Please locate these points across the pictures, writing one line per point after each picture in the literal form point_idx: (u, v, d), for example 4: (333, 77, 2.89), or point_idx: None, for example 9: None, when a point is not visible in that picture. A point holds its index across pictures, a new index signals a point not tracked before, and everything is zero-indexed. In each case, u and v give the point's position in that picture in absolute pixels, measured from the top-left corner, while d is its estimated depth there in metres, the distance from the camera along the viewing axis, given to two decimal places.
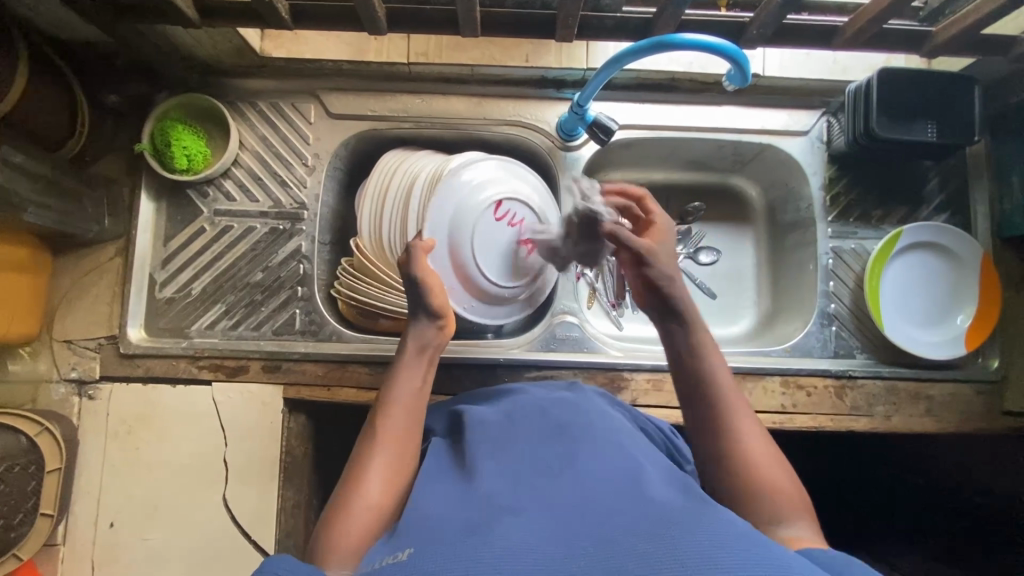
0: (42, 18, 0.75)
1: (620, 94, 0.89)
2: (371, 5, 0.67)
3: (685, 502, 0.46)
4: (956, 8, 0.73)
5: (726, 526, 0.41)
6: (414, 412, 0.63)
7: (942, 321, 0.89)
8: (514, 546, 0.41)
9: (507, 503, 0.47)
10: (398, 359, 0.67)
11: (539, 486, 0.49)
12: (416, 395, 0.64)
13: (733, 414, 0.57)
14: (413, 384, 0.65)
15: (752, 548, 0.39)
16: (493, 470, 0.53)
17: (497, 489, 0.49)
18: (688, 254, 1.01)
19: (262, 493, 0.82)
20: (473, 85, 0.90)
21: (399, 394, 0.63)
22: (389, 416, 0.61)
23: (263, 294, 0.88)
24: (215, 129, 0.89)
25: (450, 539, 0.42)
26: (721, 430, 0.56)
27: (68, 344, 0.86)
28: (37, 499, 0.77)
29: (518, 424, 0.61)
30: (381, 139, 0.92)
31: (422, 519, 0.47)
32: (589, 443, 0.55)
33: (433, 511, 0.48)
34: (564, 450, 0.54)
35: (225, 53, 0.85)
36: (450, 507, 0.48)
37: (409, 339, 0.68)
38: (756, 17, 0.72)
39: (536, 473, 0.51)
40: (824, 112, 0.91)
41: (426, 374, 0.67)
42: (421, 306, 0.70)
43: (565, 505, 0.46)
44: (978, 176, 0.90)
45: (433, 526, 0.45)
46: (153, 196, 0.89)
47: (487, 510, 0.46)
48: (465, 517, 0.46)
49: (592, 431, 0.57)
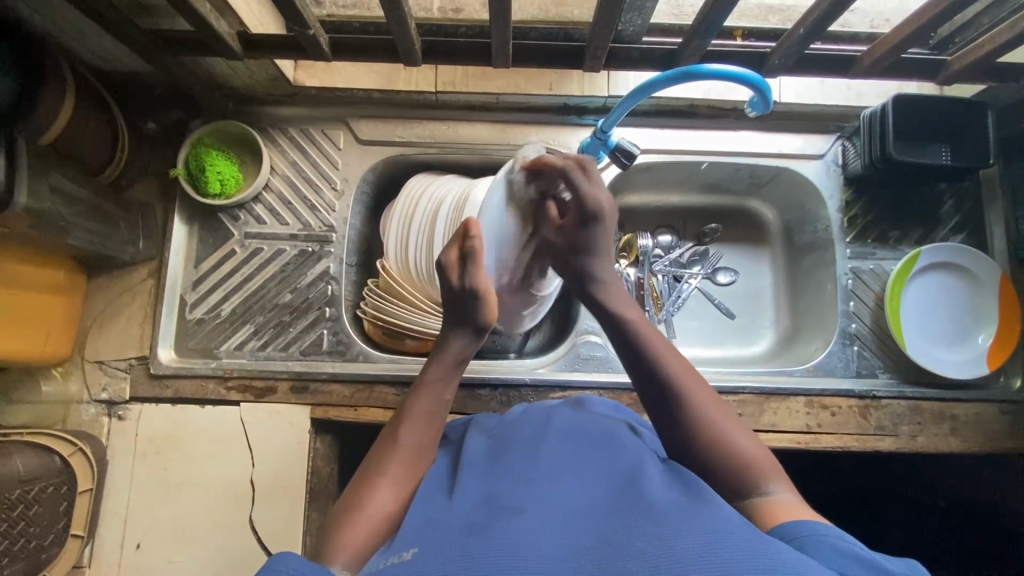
0: (88, 49, 0.78)
1: (641, 120, 0.92)
2: (409, 38, 0.70)
3: (686, 499, 0.46)
4: (965, 37, 0.78)
5: (736, 525, 0.41)
6: (432, 426, 0.63)
7: (964, 341, 0.90)
8: (516, 544, 0.40)
9: (509, 501, 0.47)
10: (424, 370, 0.67)
11: (541, 486, 0.49)
12: (439, 410, 0.64)
13: (694, 395, 0.60)
14: (438, 398, 0.65)
15: (758, 544, 0.39)
16: (494, 472, 0.53)
17: (499, 488, 0.49)
18: (706, 274, 1.03)
19: (289, 514, 0.82)
20: (498, 112, 0.93)
21: (423, 406, 0.64)
22: (408, 425, 0.62)
23: (291, 315, 0.90)
24: (248, 155, 0.92)
25: (453, 537, 0.42)
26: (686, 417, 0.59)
27: (99, 365, 0.87)
28: (67, 520, 0.78)
29: (521, 431, 0.61)
30: (407, 164, 0.95)
31: (422, 523, 0.47)
32: (595, 450, 0.56)
33: (432, 515, 0.48)
34: (571, 453, 0.54)
35: (260, 83, 0.88)
36: (451, 504, 0.49)
37: (445, 351, 0.68)
38: (778, 47, 0.75)
39: (536, 470, 0.51)
40: (839, 136, 0.93)
41: (454, 389, 0.67)
42: (464, 316, 0.68)
43: (567, 507, 0.45)
44: (992, 198, 0.92)
45: (435, 525, 0.45)
46: (186, 219, 0.91)
47: (489, 509, 0.46)
48: (469, 514, 0.46)
49: (596, 438, 0.58)
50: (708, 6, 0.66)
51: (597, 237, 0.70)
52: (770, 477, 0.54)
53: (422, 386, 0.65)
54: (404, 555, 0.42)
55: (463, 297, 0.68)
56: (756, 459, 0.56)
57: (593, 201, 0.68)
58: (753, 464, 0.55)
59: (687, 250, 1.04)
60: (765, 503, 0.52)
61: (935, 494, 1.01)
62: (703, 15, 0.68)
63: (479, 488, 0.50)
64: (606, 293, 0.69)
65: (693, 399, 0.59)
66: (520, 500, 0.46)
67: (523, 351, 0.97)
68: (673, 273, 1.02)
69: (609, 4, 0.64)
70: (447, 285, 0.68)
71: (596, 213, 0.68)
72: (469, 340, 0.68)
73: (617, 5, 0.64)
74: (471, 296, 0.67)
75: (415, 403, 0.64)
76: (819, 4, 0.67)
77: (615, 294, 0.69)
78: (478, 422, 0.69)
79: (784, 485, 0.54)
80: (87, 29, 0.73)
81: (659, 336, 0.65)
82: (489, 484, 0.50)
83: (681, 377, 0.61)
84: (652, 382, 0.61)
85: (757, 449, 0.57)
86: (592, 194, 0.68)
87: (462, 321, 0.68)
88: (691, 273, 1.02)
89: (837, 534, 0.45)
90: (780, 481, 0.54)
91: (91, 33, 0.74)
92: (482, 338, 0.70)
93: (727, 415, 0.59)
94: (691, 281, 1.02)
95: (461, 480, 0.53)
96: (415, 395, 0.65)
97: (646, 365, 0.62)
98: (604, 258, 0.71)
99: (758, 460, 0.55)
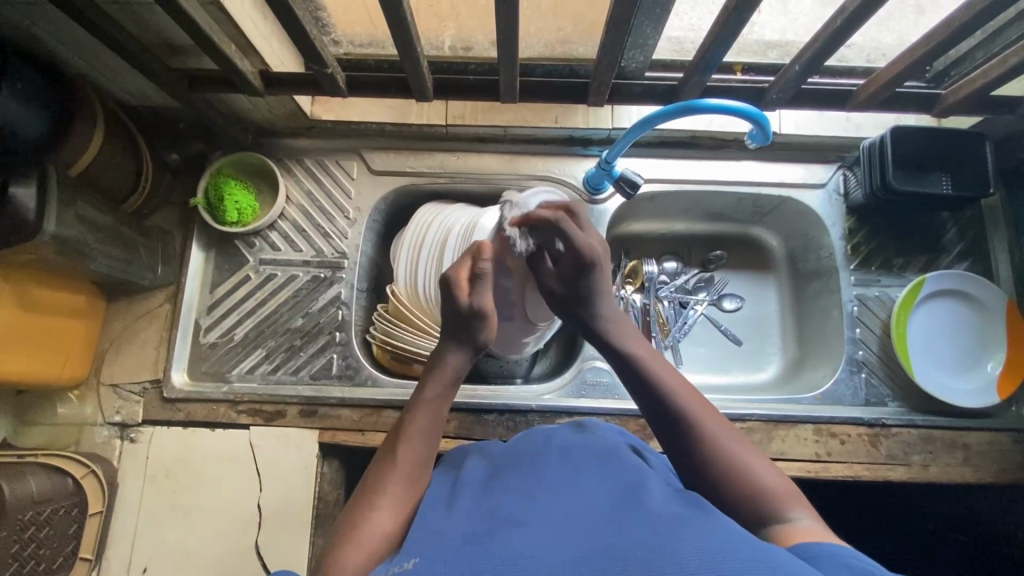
0: (118, 86, 0.83)
1: (644, 151, 0.95)
2: (421, 76, 0.75)
3: (684, 511, 0.47)
4: (960, 70, 0.81)
5: (730, 534, 0.42)
6: (428, 442, 0.64)
7: (973, 369, 0.89)
8: (514, 553, 0.42)
9: (510, 514, 0.48)
10: (420, 387, 0.68)
11: (540, 498, 0.50)
12: (436, 426, 0.66)
13: (703, 423, 0.60)
14: (434, 415, 0.66)
15: (752, 554, 0.40)
16: (495, 487, 0.54)
17: (500, 503, 0.51)
18: (712, 301, 1.03)
19: (294, 540, 0.82)
20: (505, 143, 0.96)
21: (420, 422, 0.64)
22: (407, 441, 0.63)
23: (302, 339, 0.91)
24: (265, 185, 0.95)
25: (454, 550, 0.44)
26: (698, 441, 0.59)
27: (114, 388, 0.89)
28: (77, 542, 0.80)
29: (524, 447, 0.61)
30: (417, 193, 0.98)
31: (425, 533, 0.49)
32: (597, 463, 0.56)
33: (435, 525, 0.49)
34: (572, 465, 0.56)
35: (279, 116, 0.92)
36: (452, 515, 0.50)
37: (444, 368, 0.69)
38: (775, 82, 0.78)
39: (536, 484, 0.52)
40: (839, 166, 0.95)
41: (449, 405, 0.69)
42: (465, 335, 0.70)
43: (563, 516, 0.47)
44: (995, 227, 0.93)
45: (438, 537, 0.47)
46: (203, 246, 0.94)
47: (490, 521, 0.48)
48: (470, 527, 0.47)
49: (598, 454, 0.59)
50: (706, 44, 0.70)
51: (592, 276, 0.71)
52: (792, 503, 0.53)
53: (417, 404, 0.67)
54: (405, 565, 0.44)
55: (468, 317, 0.69)
56: (776, 487, 0.54)
57: (587, 246, 0.69)
58: (774, 491, 0.54)
59: (691, 277, 1.04)
60: (787, 530, 0.51)
61: (953, 527, 0.99)
62: (702, 53, 0.71)
63: (480, 504, 0.51)
64: (617, 331, 0.72)
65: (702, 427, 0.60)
66: (520, 515, 0.48)
67: (529, 377, 0.97)
68: (678, 299, 1.02)
69: (610, 43, 0.67)
70: (456, 303, 0.69)
71: (593, 260, 0.70)
72: (465, 356, 0.71)
73: (619, 45, 0.68)
74: (476, 318, 0.69)
75: (411, 421, 0.65)
76: (815, 42, 0.70)
77: (628, 335, 0.71)
78: (484, 442, 0.70)
79: (807, 513, 0.52)
80: (120, 68, 0.78)
81: (666, 363, 0.67)
82: (490, 499, 0.52)
83: (692, 407, 0.61)
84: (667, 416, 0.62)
85: (777, 477, 0.55)
86: (588, 244, 0.70)
87: (462, 338, 0.70)
88: (696, 299, 1.03)
89: (855, 554, 0.45)
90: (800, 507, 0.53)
91: (122, 74, 0.79)
92: (478, 356, 0.72)
93: (740, 441, 0.59)
94: (696, 307, 1.02)
95: (462, 497, 0.54)
96: (412, 412, 0.66)
97: (659, 404, 0.63)
98: (606, 293, 0.73)
99: (779, 487, 0.54)
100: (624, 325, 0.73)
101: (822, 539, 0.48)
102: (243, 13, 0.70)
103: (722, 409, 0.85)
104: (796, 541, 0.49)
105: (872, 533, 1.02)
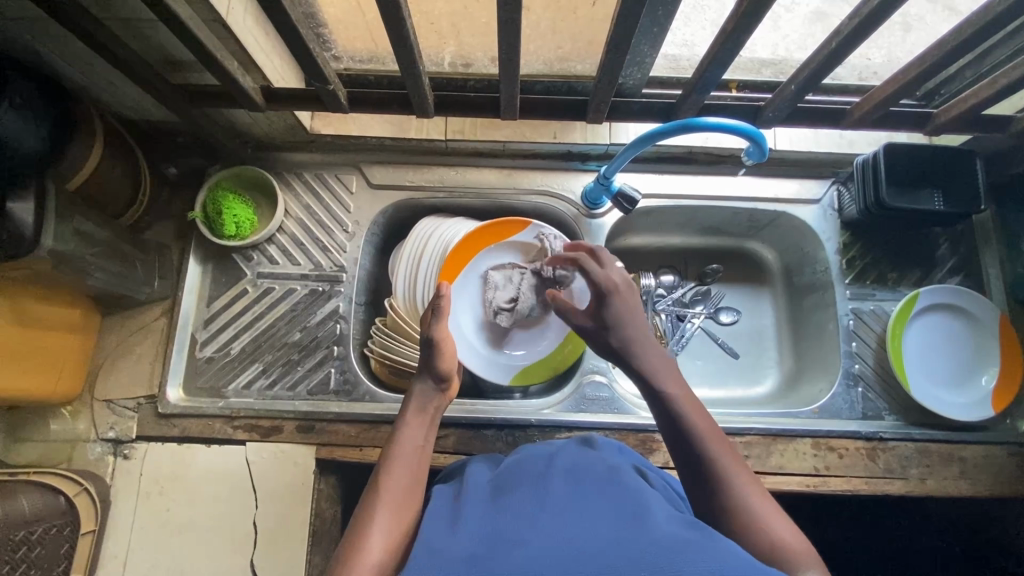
0: (116, 100, 0.83)
1: (642, 166, 0.96)
2: (423, 92, 0.75)
3: (689, 532, 0.48)
4: (949, 89, 0.84)
5: (734, 561, 0.43)
6: (414, 471, 0.63)
7: (968, 383, 0.90)
8: None
9: (515, 535, 0.48)
10: (401, 418, 0.69)
11: (543, 517, 0.50)
12: (419, 454, 0.65)
13: (721, 459, 0.58)
14: (415, 442, 0.66)
15: None
16: (498, 503, 0.54)
17: (503, 522, 0.51)
18: (709, 314, 1.04)
19: (290, 558, 0.81)
20: (504, 158, 0.97)
21: (402, 450, 0.65)
22: (393, 471, 0.62)
23: (300, 353, 0.91)
24: (263, 199, 0.95)
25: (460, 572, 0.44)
26: (712, 475, 0.57)
27: (108, 404, 0.88)
28: (67, 563, 0.78)
29: (525, 464, 0.62)
30: (416, 207, 0.98)
31: (428, 549, 0.48)
32: (593, 484, 0.56)
33: (437, 542, 0.49)
34: (571, 485, 0.55)
35: (278, 131, 0.92)
36: (454, 533, 0.50)
37: (414, 400, 0.71)
38: (771, 101, 0.79)
39: (538, 503, 0.52)
40: (833, 181, 0.97)
41: (427, 435, 0.69)
42: (426, 364, 0.73)
43: (568, 536, 0.47)
44: (987, 242, 0.95)
45: (440, 552, 0.47)
46: (200, 260, 0.94)
47: (495, 544, 0.48)
48: (472, 546, 0.48)
49: (593, 473, 0.59)
50: (704, 64, 0.71)
51: (618, 312, 0.72)
52: (807, 561, 0.50)
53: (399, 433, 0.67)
54: None
55: (427, 348, 0.73)
56: (791, 544, 0.52)
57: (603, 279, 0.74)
58: (786, 548, 0.51)
59: (689, 290, 1.04)
60: None
61: (949, 539, 0.99)
62: (700, 72, 0.72)
63: (483, 522, 0.51)
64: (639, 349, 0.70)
65: (720, 462, 0.58)
66: (524, 534, 0.48)
67: (528, 392, 0.97)
68: (676, 312, 1.02)
69: (611, 63, 0.68)
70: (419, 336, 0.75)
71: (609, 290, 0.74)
72: (430, 386, 0.73)
73: (619, 63, 0.68)
74: (432, 347, 0.73)
75: (395, 449, 0.65)
76: (810, 63, 0.71)
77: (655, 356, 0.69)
78: (482, 460, 0.69)
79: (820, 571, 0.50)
80: (118, 81, 0.77)
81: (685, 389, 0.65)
82: (493, 517, 0.52)
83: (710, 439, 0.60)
84: (682, 440, 0.61)
85: (794, 531, 0.53)
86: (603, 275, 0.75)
87: (425, 367, 0.73)
88: (693, 312, 1.03)
89: None
90: (816, 568, 0.50)
91: (121, 88, 0.79)
92: (444, 388, 0.74)
93: (751, 480, 0.57)
94: (693, 320, 1.02)
95: (464, 512, 0.54)
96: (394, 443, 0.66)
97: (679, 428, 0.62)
98: (634, 326, 0.72)
99: (794, 544, 0.51)
100: (663, 361, 0.69)
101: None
102: (245, 30, 0.71)
103: (722, 423, 0.86)
104: None
105: (869, 546, 1.02)
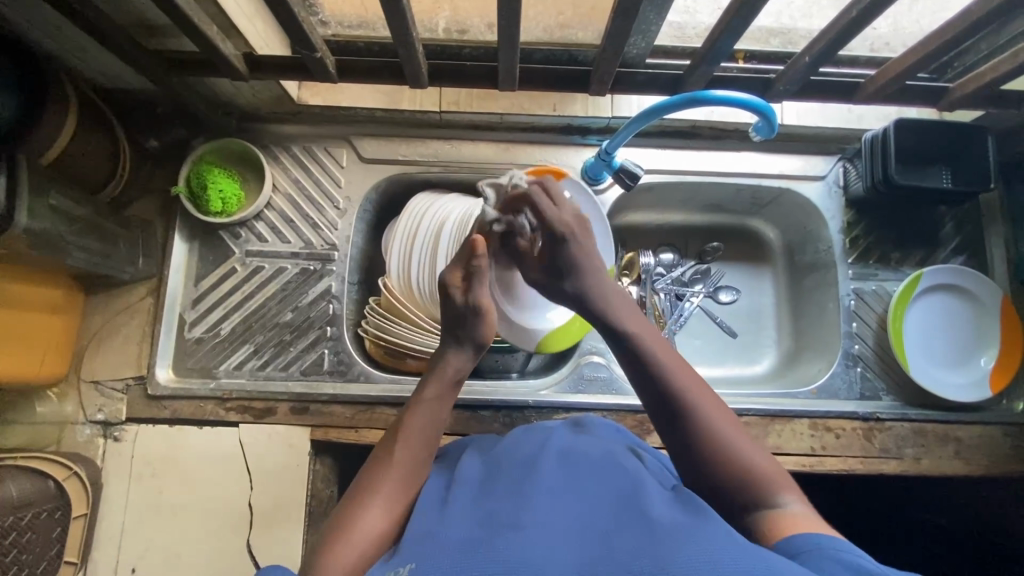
0: (90, 67, 0.77)
1: (644, 141, 0.93)
2: (417, 62, 0.71)
3: (685, 516, 0.47)
4: (963, 62, 0.81)
5: (730, 542, 0.42)
6: (427, 445, 0.62)
7: (966, 363, 0.90)
8: (517, 558, 0.41)
9: (507, 519, 0.47)
10: (420, 389, 0.66)
11: (537, 498, 0.49)
12: (434, 427, 0.64)
13: (692, 404, 0.60)
14: (434, 416, 0.64)
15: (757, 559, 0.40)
16: (490, 490, 0.53)
17: (496, 505, 0.49)
18: (708, 293, 1.02)
19: (287, 539, 0.81)
20: (501, 131, 0.93)
21: (418, 424, 0.63)
22: (406, 444, 0.61)
23: (292, 334, 0.89)
24: (249, 172, 0.91)
25: (451, 555, 0.43)
26: (687, 420, 0.59)
27: (95, 385, 0.86)
28: (60, 547, 0.78)
29: (518, 448, 0.61)
30: (410, 182, 0.94)
31: (421, 536, 0.48)
32: (591, 468, 0.55)
33: (433, 528, 0.48)
34: (567, 471, 0.54)
35: (264, 101, 0.88)
36: (445, 518, 0.49)
37: (443, 368, 0.68)
38: (782, 74, 0.76)
39: (531, 485, 0.51)
40: (840, 158, 0.94)
41: (448, 410, 0.66)
42: (462, 333, 0.68)
43: (562, 519, 0.46)
44: (992, 221, 0.93)
45: (432, 540, 0.46)
46: (186, 237, 0.90)
47: (488, 526, 0.46)
48: (466, 529, 0.46)
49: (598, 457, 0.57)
50: (715, 34, 0.67)
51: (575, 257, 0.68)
52: (782, 488, 0.54)
53: (417, 404, 0.65)
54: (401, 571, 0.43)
55: (467, 314, 0.68)
56: (768, 472, 0.56)
57: (563, 220, 0.67)
58: (764, 474, 0.55)
59: (689, 268, 1.02)
60: (778, 517, 0.52)
61: (936, 513, 1.01)
62: (710, 43, 0.69)
63: (473, 511, 0.50)
64: (606, 302, 0.68)
65: (692, 409, 0.59)
66: (517, 518, 0.46)
67: (525, 371, 0.96)
68: (675, 291, 1.00)
69: (616, 30, 0.64)
70: (451, 302, 0.68)
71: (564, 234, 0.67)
72: (466, 356, 0.69)
73: (625, 32, 0.65)
74: (473, 314, 0.68)
75: (411, 420, 0.63)
76: (827, 33, 0.68)
77: (618, 304, 0.68)
78: (478, 442, 0.68)
79: (797, 498, 0.54)
80: (91, 47, 0.72)
81: (653, 338, 0.65)
82: (483, 505, 0.50)
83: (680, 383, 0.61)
84: (655, 392, 0.61)
85: (768, 463, 0.57)
86: (560, 218, 0.67)
87: (461, 336, 0.69)
88: (692, 291, 1.01)
89: (847, 549, 0.45)
90: (789, 492, 0.54)
91: (94, 54, 0.74)
92: (480, 355, 0.70)
93: (731, 420, 0.60)
94: (692, 299, 1.01)
95: (456, 497, 0.53)
96: (411, 415, 0.64)
97: (652, 381, 0.62)
98: (591, 270, 0.69)
99: (769, 471, 0.56)
100: (624, 302, 0.68)
101: (813, 527, 0.49)
102: None
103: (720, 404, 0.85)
104: (785, 524, 0.51)
105: (858, 520, 1.04)
